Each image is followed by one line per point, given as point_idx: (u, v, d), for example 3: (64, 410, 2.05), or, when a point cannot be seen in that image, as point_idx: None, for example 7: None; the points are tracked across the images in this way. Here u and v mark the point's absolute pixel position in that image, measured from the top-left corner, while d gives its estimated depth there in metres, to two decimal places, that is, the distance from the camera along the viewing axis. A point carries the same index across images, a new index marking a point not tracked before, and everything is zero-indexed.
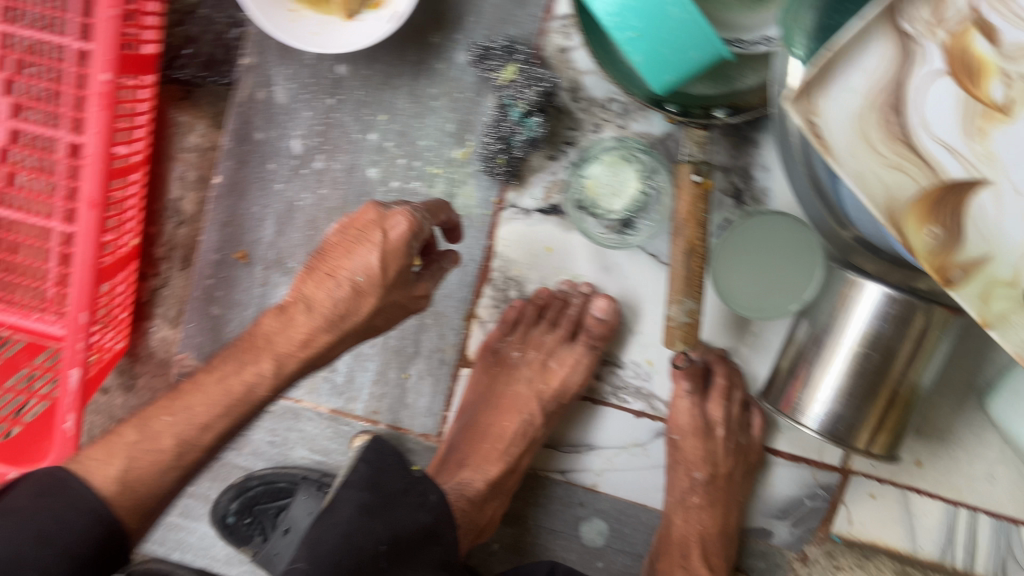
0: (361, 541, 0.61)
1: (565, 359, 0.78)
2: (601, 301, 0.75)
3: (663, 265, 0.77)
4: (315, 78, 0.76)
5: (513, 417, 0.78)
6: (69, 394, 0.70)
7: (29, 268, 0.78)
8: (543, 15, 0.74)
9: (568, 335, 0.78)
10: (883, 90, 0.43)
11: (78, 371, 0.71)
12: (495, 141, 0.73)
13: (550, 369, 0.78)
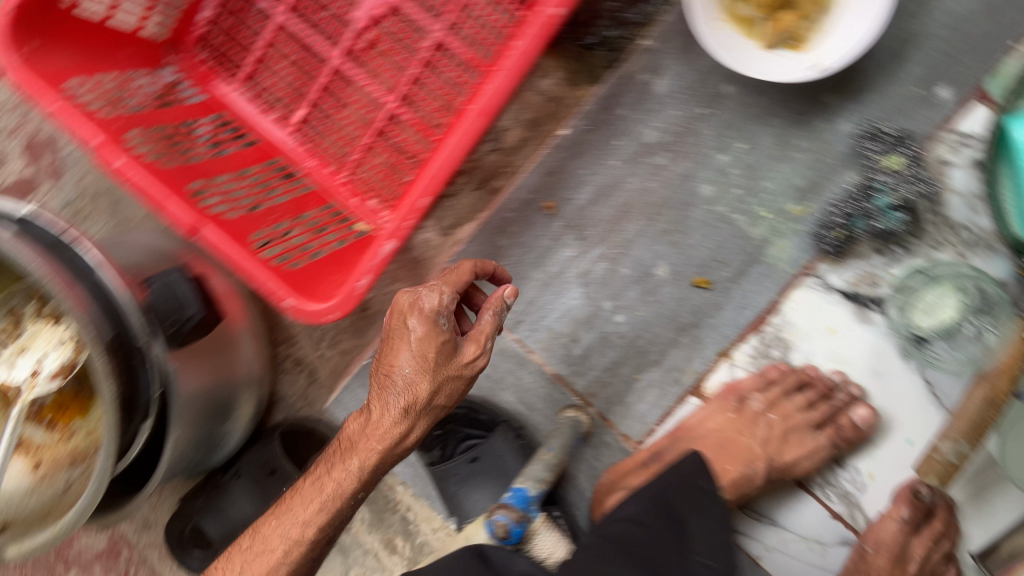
0: (724, 537, 0.65)
1: (804, 443, 0.78)
2: (863, 412, 0.77)
3: (941, 402, 0.76)
4: (700, 85, 0.79)
5: (734, 463, 0.78)
6: (376, 258, 0.75)
7: (343, 126, 0.94)
8: (941, 122, 0.75)
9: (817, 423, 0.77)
10: None
11: (393, 244, 0.75)
12: (843, 213, 0.75)
13: (784, 447, 0.78)
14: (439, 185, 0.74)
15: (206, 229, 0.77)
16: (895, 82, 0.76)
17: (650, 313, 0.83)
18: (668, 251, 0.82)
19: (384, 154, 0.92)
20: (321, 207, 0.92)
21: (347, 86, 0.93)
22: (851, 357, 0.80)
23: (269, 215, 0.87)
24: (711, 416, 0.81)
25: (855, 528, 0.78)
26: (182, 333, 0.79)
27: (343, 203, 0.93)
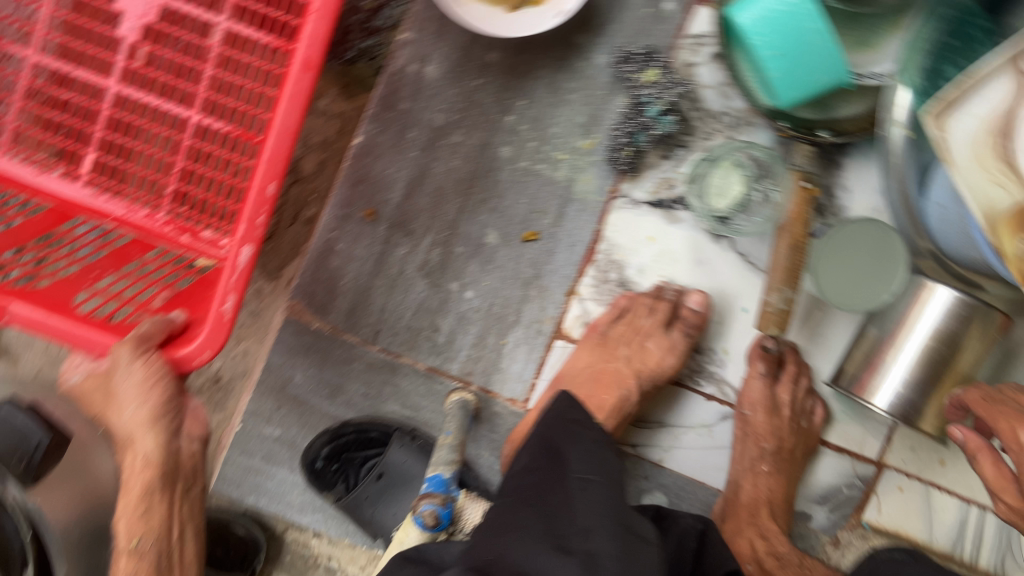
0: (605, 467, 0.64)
1: (663, 342, 0.83)
2: (698, 296, 0.84)
3: (758, 270, 0.87)
4: (465, 61, 0.84)
5: (611, 392, 0.82)
6: (233, 270, 0.59)
7: (135, 133, 0.65)
8: (676, 32, 0.84)
9: (664, 322, 0.84)
10: (997, 116, 0.63)
11: (251, 249, 0.59)
12: (624, 134, 0.84)
13: (646, 349, 0.83)
14: (281, 164, 0.58)
15: (13, 304, 0.57)
16: (629, 9, 0.84)
17: (496, 278, 0.87)
18: (492, 218, 0.87)
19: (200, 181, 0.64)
20: (150, 254, 0.67)
21: (138, 116, 0.65)
22: (676, 256, 0.88)
23: (81, 282, 0.63)
24: (582, 353, 0.85)
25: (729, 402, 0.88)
26: (34, 465, 0.72)
27: (168, 247, 0.66)
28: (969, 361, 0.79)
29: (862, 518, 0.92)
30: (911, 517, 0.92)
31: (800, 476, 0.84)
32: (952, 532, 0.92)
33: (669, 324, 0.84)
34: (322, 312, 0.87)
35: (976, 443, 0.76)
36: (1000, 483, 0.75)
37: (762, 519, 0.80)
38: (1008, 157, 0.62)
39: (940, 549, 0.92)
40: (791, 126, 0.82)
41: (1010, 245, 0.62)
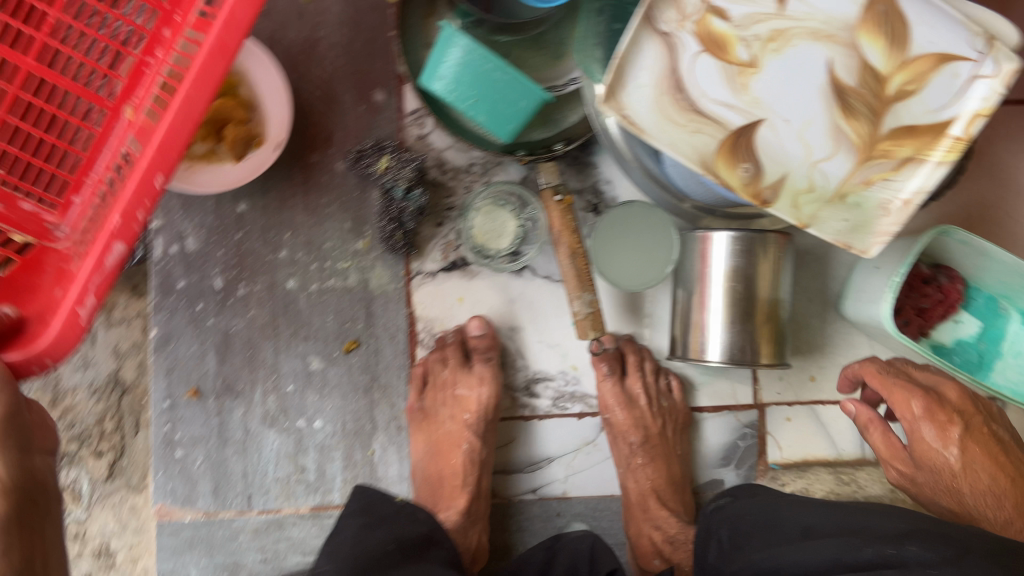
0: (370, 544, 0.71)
1: (471, 382, 0.86)
2: (474, 322, 0.86)
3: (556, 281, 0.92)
4: (219, 221, 0.88)
5: (455, 452, 0.85)
6: (94, 274, 0.61)
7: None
8: (398, 115, 0.88)
9: (462, 362, 0.87)
10: (662, 76, 0.72)
11: (122, 249, 0.61)
12: (390, 220, 0.86)
13: (460, 397, 0.86)
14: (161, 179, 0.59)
15: None
16: (345, 112, 0.88)
17: (337, 398, 0.89)
18: (309, 345, 0.89)
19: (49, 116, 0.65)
20: None
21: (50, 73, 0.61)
22: (490, 304, 0.91)
23: None
24: (418, 439, 0.88)
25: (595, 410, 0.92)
26: None
27: None
28: (772, 285, 0.83)
29: (769, 461, 0.94)
30: (810, 440, 0.95)
31: (676, 454, 0.90)
32: (854, 437, 0.95)
33: (466, 363, 0.88)
34: (191, 501, 0.88)
35: (866, 416, 0.84)
36: (890, 451, 0.82)
37: (652, 510, 0.87)
38: (688, 105, 0.72)
39: (851, 458, 0.94)
40: (526, 152, 0.87)
41: (732, 176, 0.74)
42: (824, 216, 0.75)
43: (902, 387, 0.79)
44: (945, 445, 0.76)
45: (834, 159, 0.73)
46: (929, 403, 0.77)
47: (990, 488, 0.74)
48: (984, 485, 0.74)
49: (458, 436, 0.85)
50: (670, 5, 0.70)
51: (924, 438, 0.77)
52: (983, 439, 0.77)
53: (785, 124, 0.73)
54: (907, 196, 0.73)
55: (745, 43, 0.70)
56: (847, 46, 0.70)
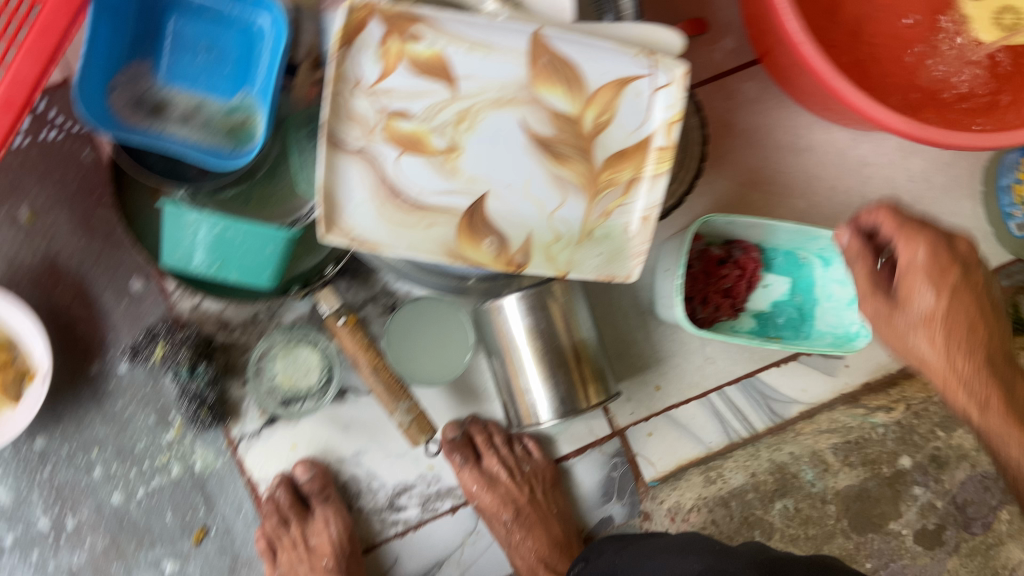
0: None
1: (318, 528, 0.86)
2: (298, 468, 0.87)
3: (365, 394, 0.89)
4: (22, 464, 0.85)
5: None
6: None
7: None
8: (163, 295, 0.86)
9: (302, 513, 0.87)
10: (376, 189, 0.71)
11: None
12: (190, 400, 0.84)
13: (315, 548, 0.86)
14: None
15: None
16: (109, 312, 0.85)
17: None
18: (158, 548, 0.86)
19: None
20: None
21: None
22: (324, 441, 0.89)
23: None
24: None
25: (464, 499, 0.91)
26: None
27: None
28: (571, 328, 0.83)
29: (647, 480, 0.94)
30: (678, 446, 0.95)
31: (552, 513, 0.91)
32: (717, 427, 0.96)
33: (307, 511, 0.88)
34: None
35: (857, 247, 0.69)
36: (871, 280, 0.68)
37: None
38: (412, 205, 0.72)
39: (721, 447, 0.95)
40: (301, 287, 0.84)
41: (481, 254, 0.74)
42: (581, 259, 0.75)
43: (918, 227, 0.65)
44: (921, 287, 0.64)
45: (567, 205, 0.74)
46: (880, 311, 0.67)
47: (967, 371, 0.65)
48: (958, 362, 0.64)
49: None
50: (350, 123, 0.69)
51: (911, 269, 0.65)
52: (974, 290, 0.65)
53: (509, 190, 0.73)
54: (644, 213, 0.74)
55: (438, 133, 0.70)
56: (530, 103, 0.71)
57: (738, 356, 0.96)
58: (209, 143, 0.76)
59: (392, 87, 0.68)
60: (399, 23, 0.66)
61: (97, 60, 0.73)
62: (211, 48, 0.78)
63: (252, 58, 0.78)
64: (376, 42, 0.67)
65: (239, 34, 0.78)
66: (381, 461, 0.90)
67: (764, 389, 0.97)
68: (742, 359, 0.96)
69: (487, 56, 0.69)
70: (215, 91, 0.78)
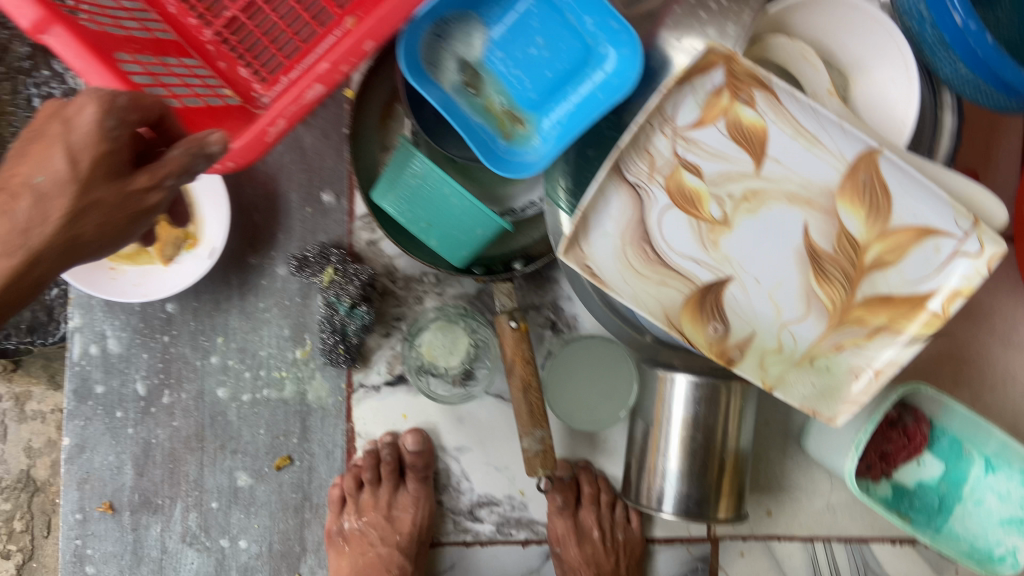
0: None
1: (405, 502, 0.83)
2: (410, 436, 0.82)
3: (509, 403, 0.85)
4: (146, 323, 0.80)
5: None
6: (291, 100, 0.62)
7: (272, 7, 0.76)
8: (348, 218, 0.82)
9: (396, 483, 0.83)
10: (628, 227, 0.67)
11: (321, 87, 0.63)
12: (331, 333, 0.80)
13: (394, 520, 0.83)
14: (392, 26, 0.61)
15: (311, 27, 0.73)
16: (291, 213, 0.82)
17: (264, 518, 0.82)
18: (236, 460, 0.82)
19: (252, 33, 0.77)
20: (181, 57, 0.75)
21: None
22: (434, 425, 0.85)
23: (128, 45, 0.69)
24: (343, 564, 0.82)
25: (544, 539, 0.87)
26: None
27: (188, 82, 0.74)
28: (730, 435, 0.77)
29: None
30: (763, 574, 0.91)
31: None
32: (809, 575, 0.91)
33: (402, 483, 0.84)
34: None
35: None
36: None
37: None
38: (657, 258, 0.67)
39: None
40: (483, 271, 0.79)
41: (699, 333, 0.68)
42: (792, 380, 0.69)
43: None
44: None
45: (804, 322, 0.68)
46: None
47: None
48: None
49: (390, 561, 0.81)
50: (641, 156, 0.66)
51: None
52: None
53: (755, 284, 0.68)
54: (878, 367, 0.67)
55: (719, 200, 0.66)
56: (825, 212, 0.65)
57: (859, 516, 0.91)
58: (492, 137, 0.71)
59: (701, 139, 0.65)
60: (743, 83, 0.63)
61: (434, 6, 0.67)
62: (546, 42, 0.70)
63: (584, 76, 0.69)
64: (709, 90, 0.64)
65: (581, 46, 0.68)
66: (479, 463, 0.86)
67: (871, 559, 0.91)
68: (861, 520, 0.91)
69: (808, 149, 0.64)
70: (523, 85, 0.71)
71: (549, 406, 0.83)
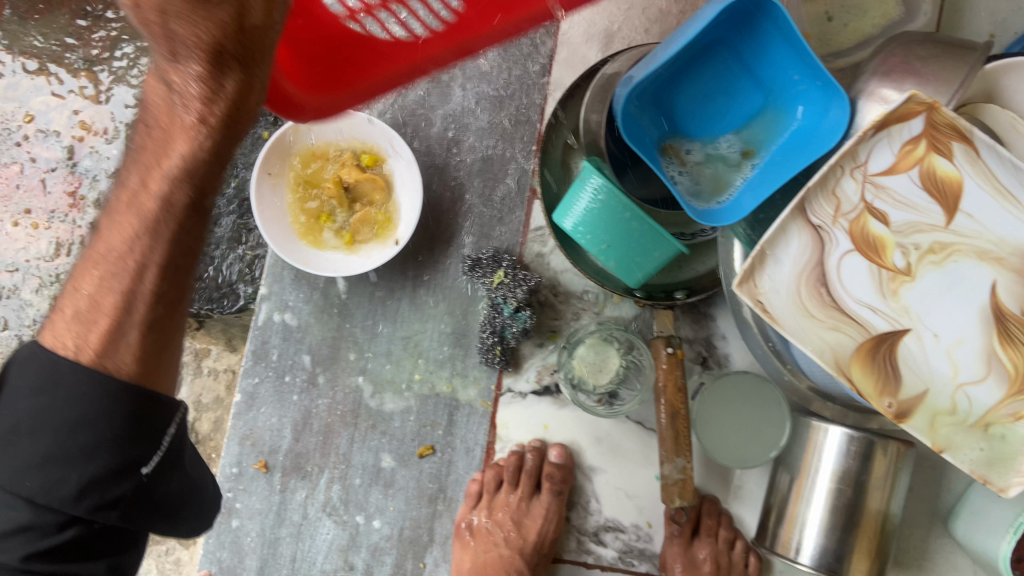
0: (84, 442, 0.56)
1: (536, 511, 0.84)
2: (554, 449, 0.84)
3: (652, 431, 0.85)
4: (325, 300, 0.86)
5: None
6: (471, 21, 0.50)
7: None
8: (522, 229, 0.87)
9: (531, 490, 0.84)
10: (806, 266, 0.67)
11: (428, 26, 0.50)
12: (491, 334, 0.83)
13: (522, 524, 0.85)
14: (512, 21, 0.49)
15: None
16: (471, 216, 0.87)
17: (400, 501, 0.85)
18: (383, 442, 0.86)
19: None
20: None
21: None
22: (575, 441, 0.86)
23: None
24: (464, 553, 0.84)
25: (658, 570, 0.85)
26: None
27: None
28: (883, 495, 0.75)
29: None
30: None
31: None
32: None
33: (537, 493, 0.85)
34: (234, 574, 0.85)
35: None
36: None
37: None
38: (832, 303, 0.67)
39: None
40: (645, 296, 0.81)
41: (859, 382, 0.67)
42: (962, 447, 0.67)
43: None
44: None
45: (982, 384, 0.67)
46: None
47: None
48: None
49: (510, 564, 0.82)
50: (827, 198, 0.66)
51: None
52: None
53: (933, 339, 0.67)
54: None
55: (904, 250, 0.65)
56: (1015, 272, 0.64)
57: None
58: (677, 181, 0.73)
59: (891, 186, 0.65)
60: (943, 135, 0.62)
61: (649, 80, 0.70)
62: (723, 93, 0.73)
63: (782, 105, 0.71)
64: (906, 138, 0.63)
65: (765, 87, 0.72)
66: (613, 484, 0.86)
67: None
68: None
69: (1005, 207, 0.63)
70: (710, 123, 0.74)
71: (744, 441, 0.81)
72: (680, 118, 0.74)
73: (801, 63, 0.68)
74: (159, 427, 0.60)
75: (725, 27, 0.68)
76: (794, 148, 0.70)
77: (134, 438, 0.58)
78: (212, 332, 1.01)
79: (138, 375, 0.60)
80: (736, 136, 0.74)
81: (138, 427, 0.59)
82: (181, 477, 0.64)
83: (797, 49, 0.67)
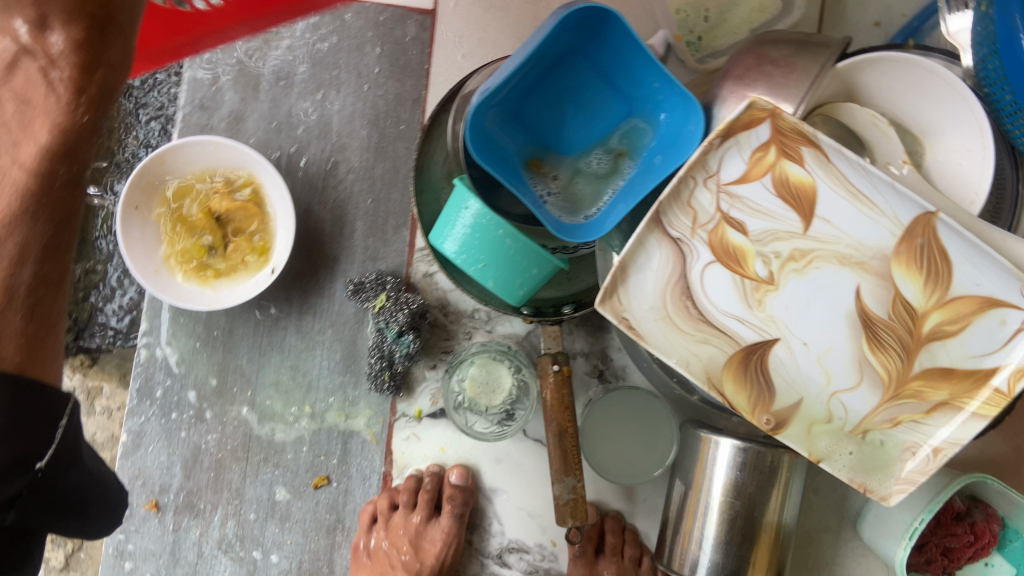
0: None
1: (435, 534, 0.82)
2: (455, 470, 0.82)
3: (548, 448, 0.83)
4: (209, 332, 0.84)
5: None
6: None
7: None
8: (408, 249, 0.85)
9: (430, 512, 0.83)
10: (668, 280, 0.65)
11: None
12: (379, 359, 0.81)
13: (421, 548, 0.83)
14: None
15: None
16: (354, 238, 0.84)
17: (298, 534, 0.84)
18: (276, 474, 0.84)
19: None
20: None
21: None
22: (474, 463, 0.84)
23: None
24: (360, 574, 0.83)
25: None
26: None
27: None
28: (776, 506, 0.74)
29: None
30: None
31: None
32: None
33: (435, 515, 0.83)
34: None
35: None
36: None
37: None
38: (698, 316, 0.65)
39: None
40: (532, 312, 0.79)
41: (731, 395, 0.66)
42: (840, 455, 0.65)
43: None
44: None
45: (856, 392, 0.65)
46: None
47: None
48: None
49: None
50: (683, 210, 0.64)
51: None
52: None
53: (803, 347, 0.65)
54: (911, 444, 0.64)
55: (765, 259, 0.63)
56: (879, 276, 0.62)
57: None
58: (551, 195, 0.72)
59: (745, 195, 0.63)
60: (791, 140, 0.60)
61: (502, 93, 0.68)
62: (585, 102, 0.72)
63: (644, 112, 0.70)
64: (755, 145, 0.61)
65: (625, 95, 0.71)
66: (514, 505, 0.84)
67: None
68: None
69: (861, 211, 0.61)
70: (577, 136, 0.73)
71: (625, 444, 0.80)
72: (543, 134, 0.72)
73: (655, 70, 0.66)
74: (46, 417, 0.58)
75: (572, 33, 0.67)
76: (661, 155, 0.68)
77: (25, 429, 0.56)
78: (110, 367, 0.99)
79: (15, 362, 0.58)
80: (601, 148, 0.73)
81: (22, 417, 0.56)
82: (80, 472, 0.65)
83: (648, 57, 0.66)
